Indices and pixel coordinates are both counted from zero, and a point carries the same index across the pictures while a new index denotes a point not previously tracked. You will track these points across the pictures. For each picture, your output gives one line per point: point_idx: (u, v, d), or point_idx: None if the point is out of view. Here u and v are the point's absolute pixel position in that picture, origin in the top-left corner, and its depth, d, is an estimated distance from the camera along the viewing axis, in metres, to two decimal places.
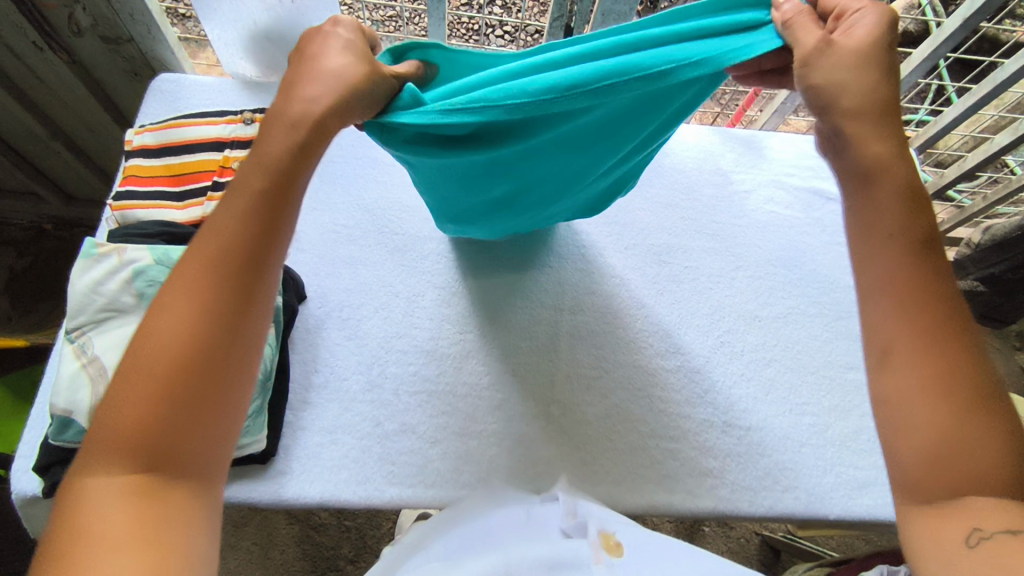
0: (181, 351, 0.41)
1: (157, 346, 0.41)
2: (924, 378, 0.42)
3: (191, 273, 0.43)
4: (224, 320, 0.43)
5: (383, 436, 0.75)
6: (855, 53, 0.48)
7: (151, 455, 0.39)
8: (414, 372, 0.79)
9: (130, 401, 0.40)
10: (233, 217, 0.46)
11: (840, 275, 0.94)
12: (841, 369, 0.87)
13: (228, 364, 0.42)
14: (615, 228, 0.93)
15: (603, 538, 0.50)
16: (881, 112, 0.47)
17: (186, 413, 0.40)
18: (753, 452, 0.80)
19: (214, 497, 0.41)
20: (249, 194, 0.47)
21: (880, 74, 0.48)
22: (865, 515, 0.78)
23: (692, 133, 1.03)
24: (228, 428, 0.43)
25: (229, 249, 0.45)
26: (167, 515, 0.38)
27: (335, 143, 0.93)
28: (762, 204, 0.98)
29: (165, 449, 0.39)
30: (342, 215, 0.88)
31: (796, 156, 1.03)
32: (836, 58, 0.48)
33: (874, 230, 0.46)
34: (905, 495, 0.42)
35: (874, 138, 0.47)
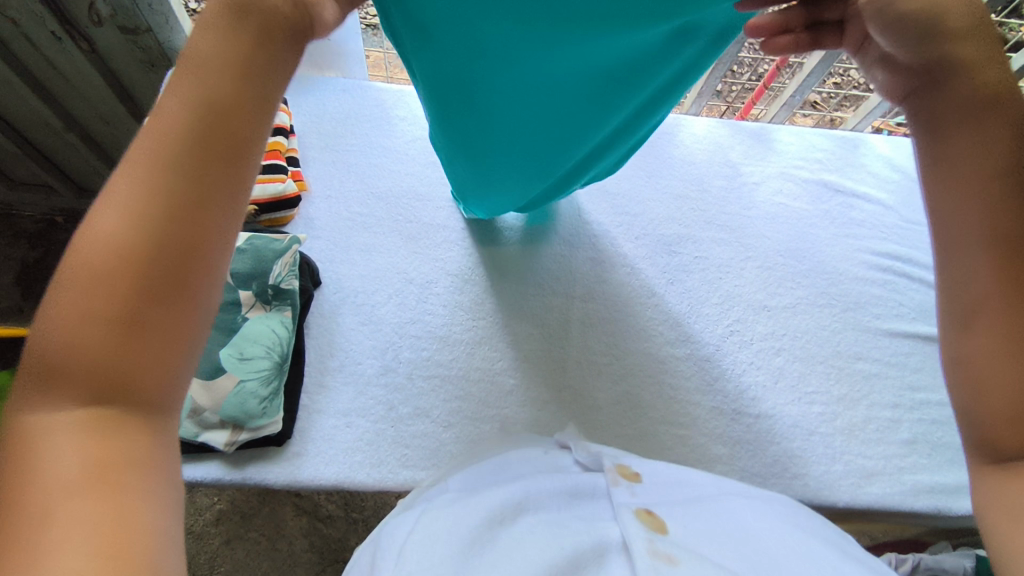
0: (123, 261, 0.33)
1: (93, 255, 0.33)
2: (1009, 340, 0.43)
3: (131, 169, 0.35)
4: (174, 230, 0.34)
5: (397, 420, 0.76)
6: None
7: (103, 385, 0.33)
8: (428, 358, 0.80)
9: (72, 316, 0.32)
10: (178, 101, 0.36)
11: (849, 266, 0.95)
12: (849, 359, 0.88)
13: (186, 282, 0.34)
14: (625, 218, 0.94)
15: (621, 467, 0.47)
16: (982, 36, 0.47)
17: (138, 341, 0.33)
18: (762, 439, 0.81)
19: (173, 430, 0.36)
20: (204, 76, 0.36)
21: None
22: (873, 503, 0.78)
23: (701, 126, 1.04)
24: (190, 357, 0.35)
25: (183, 133, 0.35)
26: (122, 460, 0.32)
27: (349, 133, 0.94)
28: (771, 196, 0.99)
29: (115, 380, 0.33)
30: (356, 203, 0.89)
31: (805, 148, 1.04)
32: None
33: (959, 180, 0.47)
34: (982, 453, 0.45)
35: (987, 66, 0.47)
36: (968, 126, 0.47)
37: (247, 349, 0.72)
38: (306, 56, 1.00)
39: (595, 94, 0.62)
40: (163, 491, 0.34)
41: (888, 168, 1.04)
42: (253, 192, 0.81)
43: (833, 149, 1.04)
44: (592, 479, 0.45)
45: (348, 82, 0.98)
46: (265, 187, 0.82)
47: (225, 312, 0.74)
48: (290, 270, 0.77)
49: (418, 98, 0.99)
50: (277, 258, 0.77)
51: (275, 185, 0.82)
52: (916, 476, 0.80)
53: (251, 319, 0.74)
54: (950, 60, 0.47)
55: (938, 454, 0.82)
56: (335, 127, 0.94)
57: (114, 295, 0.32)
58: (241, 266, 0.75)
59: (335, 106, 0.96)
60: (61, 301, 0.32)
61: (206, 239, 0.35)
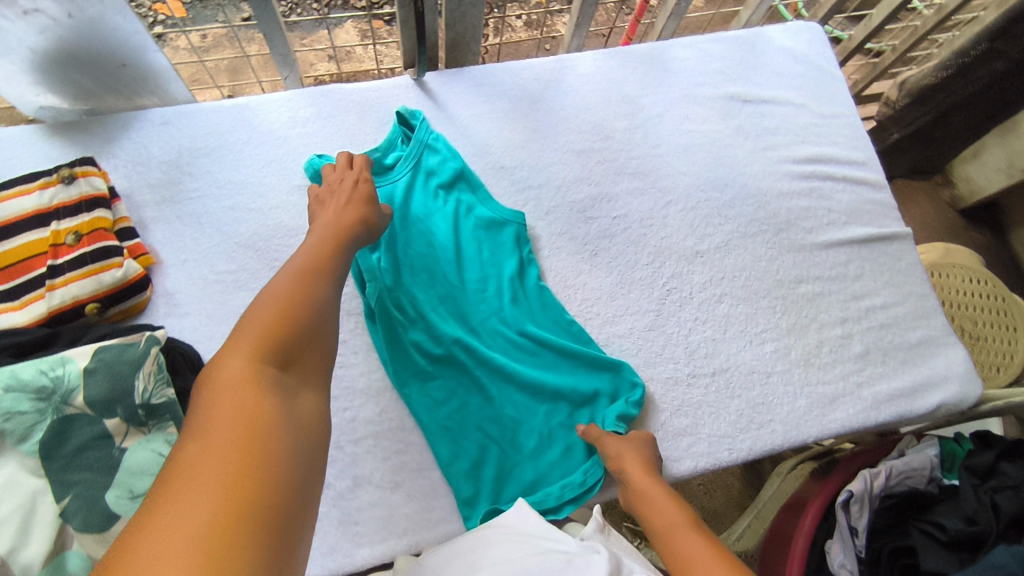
0: (281, 305, 0.53)
1: (269, 302, 0.53)
2: (705, 555, 0.53)
3: (282, 282, 0.55)
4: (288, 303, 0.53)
5: (337, 497, 0.68)
6: (618, 439, 0.68)
7: (285, 360, 0.50)
8: (353, 418, 0.71)
9: (243, 340, 0.49)
10: (310, 247, 0.62)
11: (773, 183, 0.88)
12: (792, 284, 0.84)
13: (286, 332, 0.51)
14: (529, 193, 0.83)
15: None
16: (647, 458, 0.67)
17: (264, 352, 0.49)
18: (722, 397, 0.77)
19: (318, 391, 0.52)
20: (325, 239, 0.64)
21: (638, 447, 0.67)
22: (841, 429, 0.77)
23: (588, 62, 0.91)
24: (317, 331, 0.54)
25: (312, 258, 0.60)
26: (298, 372, 0.51)
27: (188, 175, 0.78)
28: (679, 124, 0.89)
29: (288, 356, 0.51)
30: (220, 259, 0.75)
31: (702, 61, 0.93)
32: (615, 441, 0.68)
33: (684, 556, 0.55)
34: None
35: (640, 469, 0.65)
36: (656, 507, 0.61)
37: (139, 483, 0.60)
38: (104, 87, 0.81)
39: (480, 334, 0.76)
40: (307, 432, 0.47)
41: (793, 62, 0.95)
42: (86, 289, 0.67)
43: (731, 54, 0.94)
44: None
45: (166, 111, 0.81)
46: (100, 278, 0.68)
47: (96, 450, 0.61)
48: (157, 378, 0.65)
49: (255, 108, 0.82)
50: (137, 369, 0.64)
51: (111, 272, 0.68)
52: (875, 388, 0.80)
53: (130, 449, 0.62)
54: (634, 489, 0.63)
55: (891, 359, 0.82)
56: (167, 174, 0.78)
57: (253, 327, 0.51)
58: (97, 391, 0.62)
59: (160, 147, 0.79)
60: (236, 346, 0.49)
61: (301, 330, 0.53)
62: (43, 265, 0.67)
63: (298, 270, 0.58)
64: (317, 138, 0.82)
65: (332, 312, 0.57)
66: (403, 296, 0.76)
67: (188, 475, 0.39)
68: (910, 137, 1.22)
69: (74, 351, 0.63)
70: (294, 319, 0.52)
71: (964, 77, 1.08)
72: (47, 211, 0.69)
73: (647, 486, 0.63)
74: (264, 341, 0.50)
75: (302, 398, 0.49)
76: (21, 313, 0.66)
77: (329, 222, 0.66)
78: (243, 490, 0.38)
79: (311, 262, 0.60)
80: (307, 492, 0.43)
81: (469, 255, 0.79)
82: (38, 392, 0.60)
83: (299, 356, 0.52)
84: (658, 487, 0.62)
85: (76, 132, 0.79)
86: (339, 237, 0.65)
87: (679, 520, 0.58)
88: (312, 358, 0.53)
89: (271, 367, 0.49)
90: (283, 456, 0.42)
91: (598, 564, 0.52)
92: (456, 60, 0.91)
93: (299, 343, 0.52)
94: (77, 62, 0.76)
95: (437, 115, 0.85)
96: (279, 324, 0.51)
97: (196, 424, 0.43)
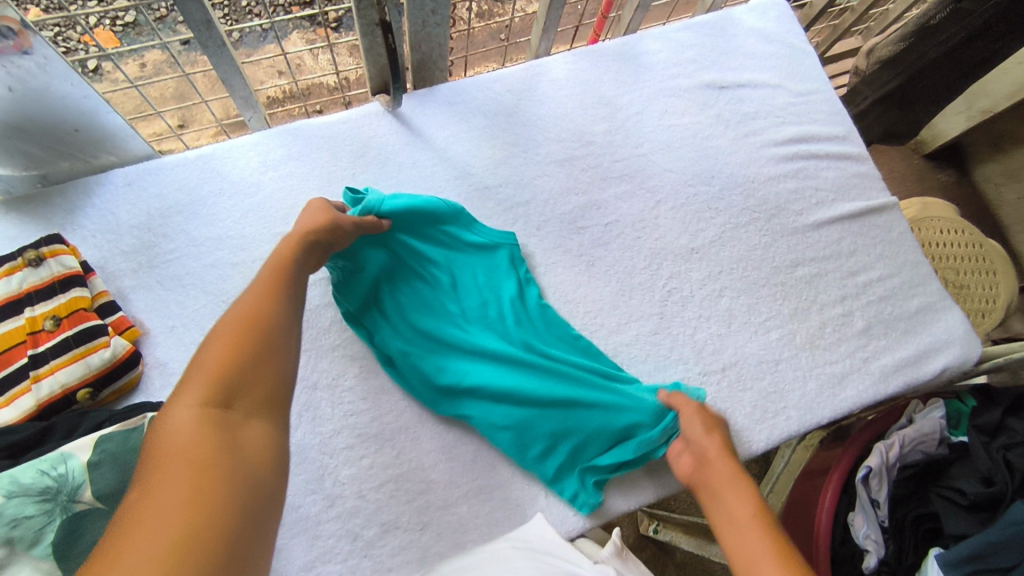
0: (236, 337, 0.50)
1: (221, 333, 0.50)
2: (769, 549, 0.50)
3: (236, 311, 0.52)
4: (241, 334, 0.50)
5: (366, 547, 0.66)
6: (712, 423, 0.66)
7: (241, 395, 0.47)
8: (371, 465, 0.69)
9: (195, 380, 0.46)
10: (267, 266, 0.58)
11: (757, 168, 0.88)
12: (789, 268, 0.84)
13: (239, 366, 0.48)
14: (518, 210, 0.82)
15: None
16: (729, 447, 0.64)
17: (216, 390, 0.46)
18: (735, 391, 0.77)
19: (280, 424, 0.48)
20: (282, 253, 0.60)
21: (721, 437, 0.65)
22: (854, 406, 0.78)
23: (560, 66, 0.89)
24: (276, 361, 0.50)
25: (267, 279, 0.57)
26: (255, 406, 0.47)
27: (163, 236, 0.75)
28: (659, 120, 0.88)
29: (242, 390, 0.47)
30: (210, 320, 0.72)
31: (674, 52, 0.92)
32: (701, 423, 0.66)
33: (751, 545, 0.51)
34: None
35: (723, 459, 0.62)
36: (730, 493, 0.58)
37: None
38: (57, 155, 0.76)
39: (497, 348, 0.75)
40: (263, 474, 0.43)
41: (762, 41, 0.95)
42: (74, 375, 0.64)
43: (701, 40, 0.93)
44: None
45: (129, 171, 0.77)
46: (88, 361, 0.65)
47: None
48: None
49: (222, 156, 0.79)
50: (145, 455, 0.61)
51: (99, 353, 0.65)
52: (881, 360, 0.81)
53: None
54: (715, 471, 0.61)
55: (892, 331, 0.82)
56: (140, 238, 0.75)
57: (204, 364, 0.48)
58: (106, 485, 0.59)
59: (128, 211, 0.75)
60: (187, 387, 0.46)
61: (257, 360, 0.49)
62: (24, 356, 0.63)
63: (257, 293, 0.55)
64: (292, 179, 0.79)
65: (290, 330, 0.54)
66: (411, 332, 0.74)
67: (128, 530, 0.35)
68: (882, 100, 1.23)
69: (74, 445, 0.60)
70: (249, 350, 0.49)
71: (934, 36, 1.08)
72: (18, 298, 0.65)
73: (730, 474, 0.60)
74: (215, 380, 0.47)
75: (259, 432, 0.46)
76: (7, 410, 0.62)
77: (288, 236, 0.62)
78: (182, 551, 0.35)
79: (266, 283, 0.56)
80: (255, 536, 0.39)
81: (466, 275, 0.78)
82: (43, 494, 0.57)
83: (256, 389, 0.48)
84: (740, 476, 0.59)
85: (36, 205, 0.74)
86: (296, 250, 0.61)
87: (752, 511, 0.55)
88: (273, 389, 0.49)
89: (223, 403, 0.45)
90: (229, 505, 0.39)
91: None
92: (424, 79, 0.88)
93: (256, 376, 0.48)
94: (25, 133, 0.71)
95: (414, 141, 0.82)
96: (231, 358, 0.48)
97: (138, 481, 0.39)
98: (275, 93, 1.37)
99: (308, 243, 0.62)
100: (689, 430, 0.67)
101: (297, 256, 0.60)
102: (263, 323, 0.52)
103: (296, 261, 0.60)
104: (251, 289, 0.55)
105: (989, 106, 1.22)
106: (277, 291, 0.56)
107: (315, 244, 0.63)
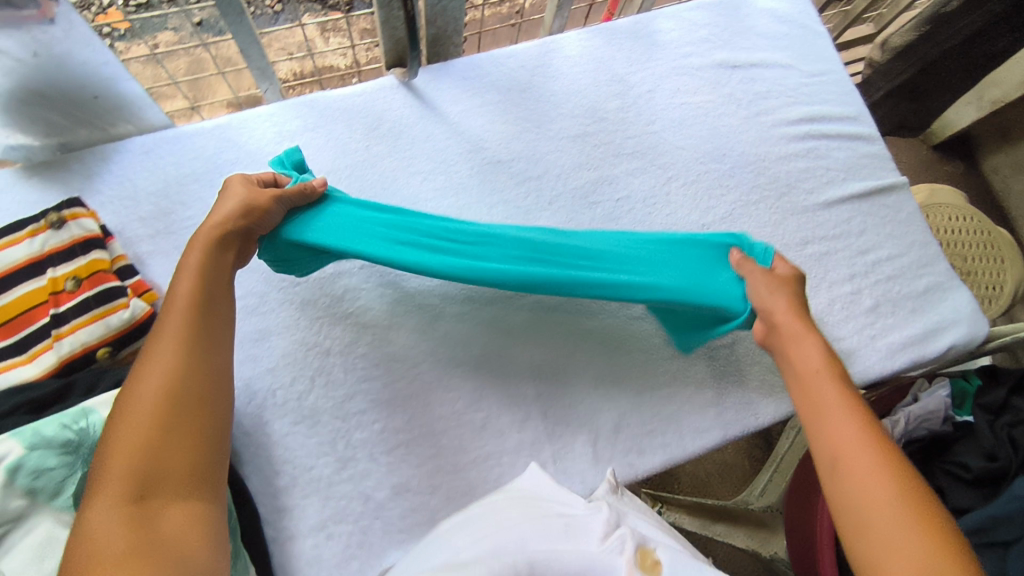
0: (149, 418, 0.49)
1: (132, 416, 0.49)
2: (842, 407, 0.58)
3: (146, 385, 0.51)
4: (153, 412, 0.50)
5: (377, 508, 0.68)
6: (778, 282, 0.71)
7: (159, 479, 0.47)
8: (383, 429, 0.71)
9: (111, 475, 0.46)
10: (174, 320, 0.56)
11: (768, 146, 0.88)
12: (798, 246, 0.84)
13: (154, 451, 0.48)
14: (531, 183, 0.82)
15: (642, 554, 0.45)
16: (794, 299, 0.70)
17: (134, 482, 0.46)
18: (743, 365, 0.78)
19: (206, 500, 0.49)
20: (188, 301, 0.57)
21: (786, 294, 0.70)
22: (860, 382, 0.79)
23: (573, 43, 0.90)
24: (194, 434, 0.51)
25: (178, 334, 0.55)
26: (175, 489, 0.48)
27: (180, 203, 0.76)
28: (671, 98, 0.89)
29: (160, 474, 0.47)
30: None
31: (687, 31, 0.92)
32: (767, 286, 0.71)
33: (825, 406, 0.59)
34: None
35: (789, 317, 0.68)
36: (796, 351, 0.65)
37: None
38: (77, 122, 0.77)
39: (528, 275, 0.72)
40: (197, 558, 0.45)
41: (775, 22, 0.95)
42: (95, 335, 0.66)
43: (714, 20, 0.93)
44: (608, 559, 0.44)
45: (147, 139, 0.78)
46: (107, 321, 0.66)
47: None
48: None
49: (238, 125, 0.80)
50: None
51: (118, 314, 0.67)
52: (888, 338, 0.81)
53: None
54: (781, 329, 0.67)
55: (900, 310, 0.83)
56: (158, 204, 0.76)
57: (120, 456, 0.47)
58: None
59: (146, 178, 0.77)
60: (102, 485, 0.46)
61: (172, 438, 0.49)
62: (46, 315, 0.65)
63: (169, 356, 0.53)
64: (308, 149, 0.80)
65: (208, 393, 0.53)
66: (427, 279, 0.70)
67: None
68: (897, 90, 1.24)
69: (94, 401, 0.61)
70: (167, 427, 0.49)
71: (948, 26, 1.09)
72: (40, 259, 0.67)
73: (798, 331, 0.66)
74: (136, 470, 0.47)
75: (181, 517, 0.46)
76: (30, 367, 0.64)
77: (192, 276, 0.59)
78: None
79: (175, 341, 0.54)
80: None
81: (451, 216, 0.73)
82: (65, 447, 0.59)
83: (177, 467, 0.48)
84: (807, 332, 0.66)
85: (56, 171, 0.76)
86: (205, 293, 0.58)
87: (824, 369, 0.62)
88: (195, 462, 0.50)
89: (140, 496, 0.46)
90: None
91: (594, 524, 0.49)
92: (438, 54, 0.89)
93: (172, 456, 0.49)
94: (46, 99, 0.73)
95: (428, 114, 0.83)
96: (144, 444, 0.48)
97: None
98: (286, 73, 1.37)
99: (218, 286, 0.60)
100: (758, 293, 0.71)
101: (207, 300, 0.58)
102: (174, 396, 0.51)
103: (205, 305, 0.58)
104: (152, 354, 0.53)
105: (999, 96, 1.18)
106: (191, 351, 0.54)
107: (224, 283, 0.60)
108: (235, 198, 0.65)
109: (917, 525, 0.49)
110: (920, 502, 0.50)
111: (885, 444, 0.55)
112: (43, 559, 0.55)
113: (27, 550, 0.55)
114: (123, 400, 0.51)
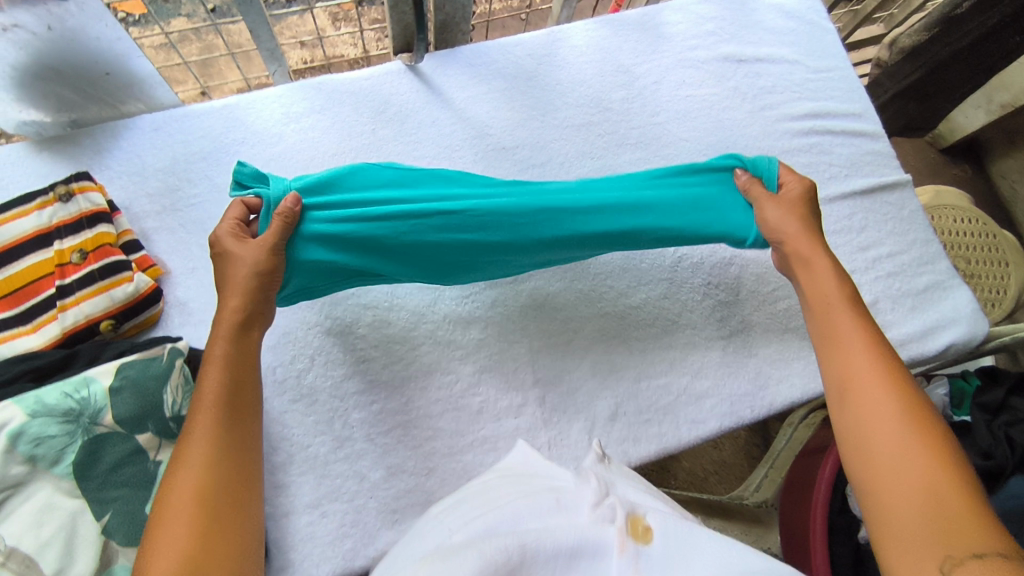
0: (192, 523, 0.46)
1: (173, 522, 0.46)
2: (854, 333, 0.58)
3: (186, 489, 0.48)
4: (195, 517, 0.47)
5: (372, 487, 0.68)
6: (792, 203, 0.70)
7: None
8: (380, 410, 0.71)
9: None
10: (203, 412, 0.53)
11: (772, 140, 0.88)
12: None
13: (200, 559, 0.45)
14: (535, 170, 0.83)
15: (634, 520, 0.43)
16: (808, 222, 0.69)
17: None
18: (740, 356, 0.78)
19: None
20: (214, 390, 0.55)
21: (801, 218, 0.69)
22: None
23: (581, 33, 0.90)
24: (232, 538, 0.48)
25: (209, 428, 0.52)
26: None
27: (187, 181, 0.77)
28: (676, 90, 0.89)
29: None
30: None
31: (694, 24, 0.93)
32: (778, 211, 0.69)
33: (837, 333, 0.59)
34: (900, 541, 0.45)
35: (803, 242, 0.67)
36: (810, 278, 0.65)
37: None
38: (87, 99, 0.78)
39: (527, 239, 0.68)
40: None
41: (783, 17, 0.95)
42: (99, 307, 0.66)
43: (722, 14, 0.94)
44: (598, 528, 0.42)
45: (156, 116, 0.79)
46: (111, 294, 0.67)
47: (131, 466, 0.60)
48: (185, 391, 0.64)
49: (246, 105, 0.81)
50: (164, 383, 0.63)
51: (123, 288, 0.67)
52: (887, 334, 0.81)
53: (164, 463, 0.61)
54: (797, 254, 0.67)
55: (900, 306, 0.83)
56: (165, 182, 0.77)
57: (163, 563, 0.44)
58: (126, 409, 0.61)
59: (154, 155, 0.77)
60: None
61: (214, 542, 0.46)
62: (51, 286, 0.66)
63: (205, 454, 0.51)
64: (314, 131, 0.80)
65: (242, 498, 0.51)
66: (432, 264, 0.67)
67: None
68: (903, 92, 1.23)
69: (96, 371, 0.62)
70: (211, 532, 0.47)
71: (958, 27, 1.09)
72: (48, 231, 0.68)
73: (810, 254, 0.66)
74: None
75: None
76: (34, 336, 0.65)
77: (217, 364, 0.56)
78: None
79: (209, 442, 0.52)
80: None
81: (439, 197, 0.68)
82: (66, 416, 0.59)
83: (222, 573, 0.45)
84: (820, 255, 0.66)
85: (66, 146, 0.76)
86: (231, 382, 0.56)
87: (837, 294, 0.62)
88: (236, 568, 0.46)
89: None
90: None
91: (584, 493, 0.47)
92: (446, 40, 0.90)
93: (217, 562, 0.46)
94: (59, 75, 0.74)
95: (434, 99, 0.84)
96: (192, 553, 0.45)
97: None
98: (295, 61, 1.38)
99: (247, 377, 0.57)
100: (771, 220, 0.69)
101: (234, 390, 0.55)
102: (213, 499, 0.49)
103: (235, 398, 0.55)
104: (186, 454, 0.51)
105: (1007, 101, 1.20)
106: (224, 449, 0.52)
107: (251, 373, 0.58)
108: (237, 253, 0.62)
109: (923, 446, 0.49)
110: (927, 428, 0.50)
111: (887, 364, 0.55)
112: (41, 525, 0.56)
113: (26, 515, 0.56)
114: (158, 507, 0.48)
